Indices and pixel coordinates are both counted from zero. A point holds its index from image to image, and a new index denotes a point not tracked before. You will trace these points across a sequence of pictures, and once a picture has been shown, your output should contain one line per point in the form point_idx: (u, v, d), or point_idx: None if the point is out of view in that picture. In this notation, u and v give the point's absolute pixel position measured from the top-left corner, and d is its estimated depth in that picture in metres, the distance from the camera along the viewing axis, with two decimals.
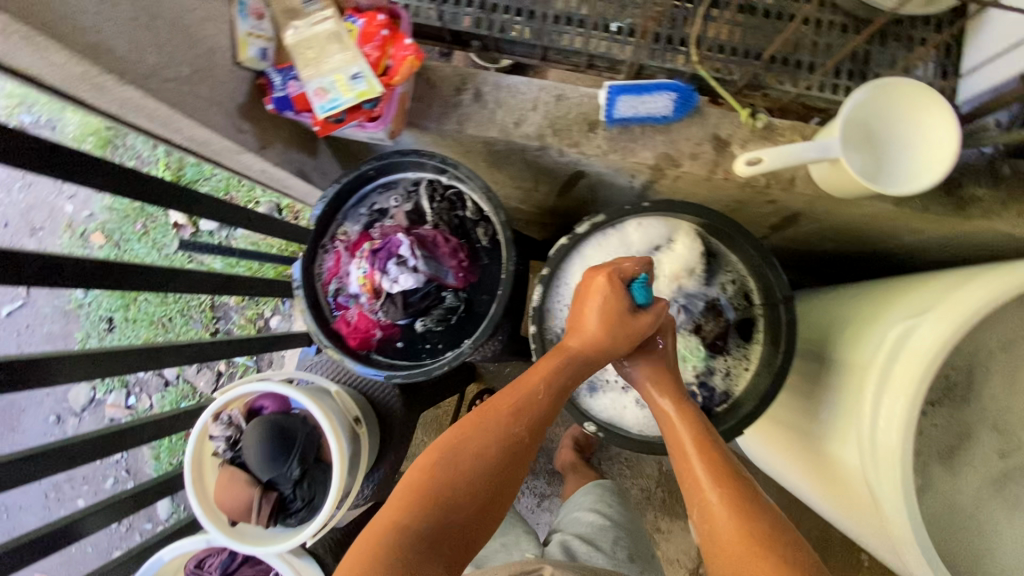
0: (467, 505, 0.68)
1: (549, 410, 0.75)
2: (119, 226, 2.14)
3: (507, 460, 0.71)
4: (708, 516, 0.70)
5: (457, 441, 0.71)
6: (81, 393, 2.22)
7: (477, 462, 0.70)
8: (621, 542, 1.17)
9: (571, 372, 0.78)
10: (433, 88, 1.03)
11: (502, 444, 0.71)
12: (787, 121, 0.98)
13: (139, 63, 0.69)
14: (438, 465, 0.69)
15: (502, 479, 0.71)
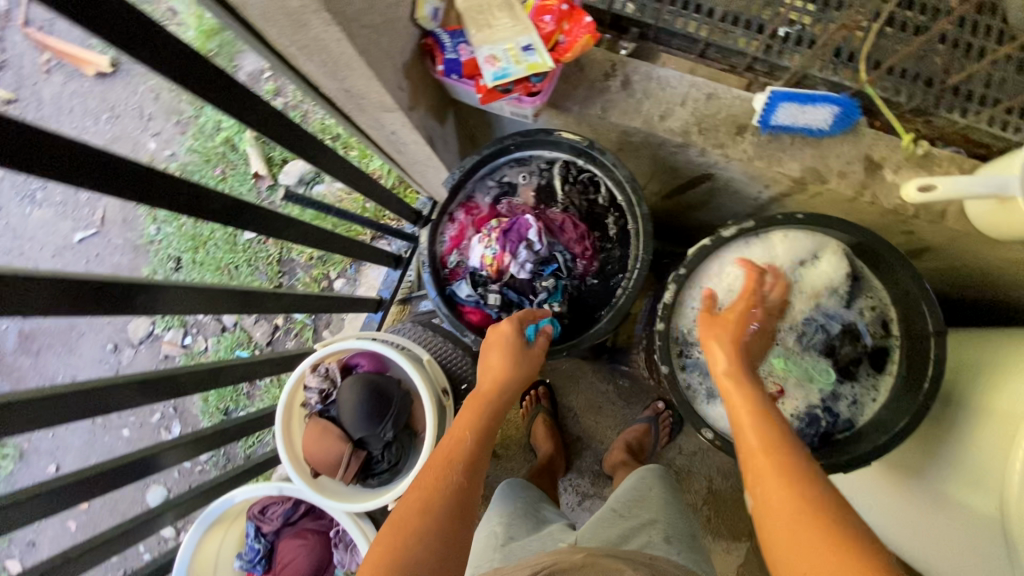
0: (432, 554, 0.65)
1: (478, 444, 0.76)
2: (199, 168, 2.17)
3: (450, 507, 0.70)
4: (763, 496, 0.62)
5: (411, 499, 0.71)
6: (141, 326, 2.27)
7: (425, 510, 0.69)
8: (658, 526, 0.97)
9: (490, 410, 0.81)
10: (581, 70, 1.02)
11: (446, 494, 0.70)
12: (946, 152, 0.95)
13: (349, 5, 0.68)
14: (391, 527, 0.67)
15: (456, 516, 0.69)
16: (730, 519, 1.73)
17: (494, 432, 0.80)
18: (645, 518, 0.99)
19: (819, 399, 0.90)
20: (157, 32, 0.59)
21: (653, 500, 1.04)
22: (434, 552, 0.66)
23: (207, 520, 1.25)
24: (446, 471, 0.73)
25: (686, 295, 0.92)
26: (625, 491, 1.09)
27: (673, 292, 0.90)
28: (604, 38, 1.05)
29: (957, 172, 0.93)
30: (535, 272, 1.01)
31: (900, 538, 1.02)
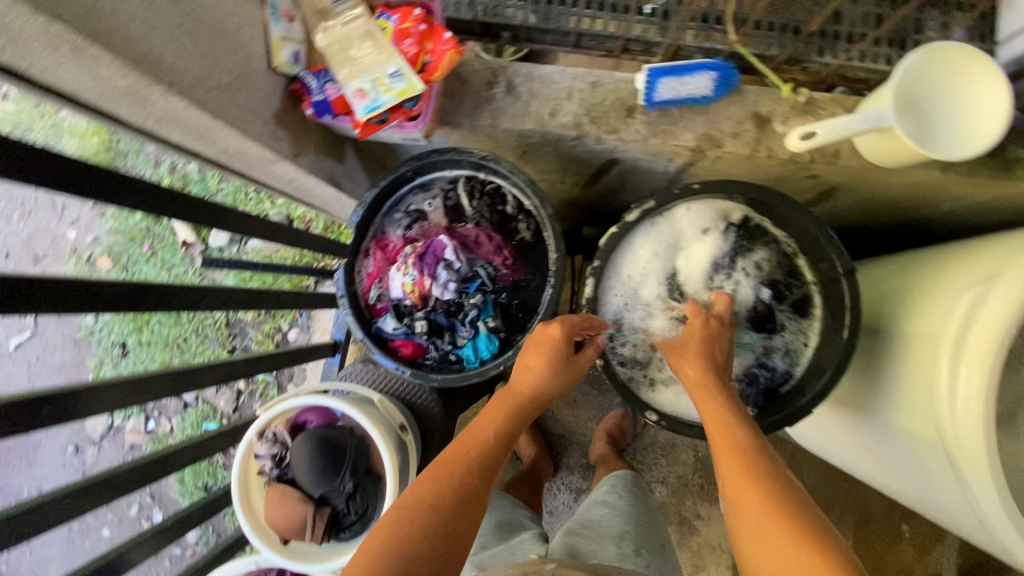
0: (436, 542, 0.67)
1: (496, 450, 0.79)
2: (125, 248, 2.10)
3: (462, 497, 0.72)
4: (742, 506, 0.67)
5: (419, 490, 0.73)
6: (100, 421, 2.18)
7: (434, 500, 0.71)
8: (629, 538, 1.10)
9: (515, 415, 0.83)
10: (463, 83, 1.01)
11: (459, 488, 0.73)
12: (827, 94, 0.97)
13: (185, 72, 0.65)
14: (394, 517, 0.69)
15: (462, 510, 0.71)
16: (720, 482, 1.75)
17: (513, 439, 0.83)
18: (617, 531, 1.13)
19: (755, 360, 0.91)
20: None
21: (623, 511, 1.19)
22: (438, 540, 0.67)
23: None
24: (466, 469, 0.75)
25: (606, 288, 0.92)
26: (599, 505, 1.22)
27: (594, 284, 0.90)
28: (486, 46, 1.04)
29: (842, 112, 0.95)
30: (459, 291, 0.98)
31: (863, 471, 1.04)
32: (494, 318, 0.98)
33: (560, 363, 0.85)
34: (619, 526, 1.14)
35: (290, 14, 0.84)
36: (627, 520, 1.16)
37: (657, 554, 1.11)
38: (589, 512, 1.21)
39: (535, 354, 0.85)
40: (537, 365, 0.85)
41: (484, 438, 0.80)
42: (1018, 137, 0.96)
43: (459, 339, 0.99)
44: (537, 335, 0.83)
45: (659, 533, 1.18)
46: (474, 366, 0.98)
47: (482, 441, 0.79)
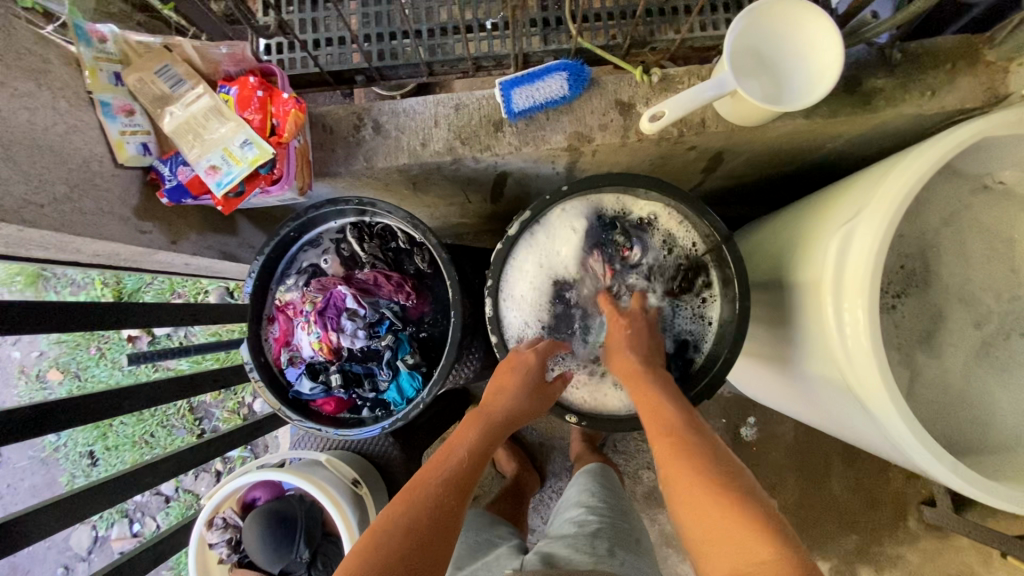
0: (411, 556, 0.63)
1: (471, 469, 0.75)
2: (72, 356, 2.05)
3: (438, 509, 0.69)
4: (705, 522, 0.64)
5: (395, 512, 0.68)
6: (84, 535, 2.12)
7: (406, 515, 0.68)
8: (602, 538, 1.05)
9: (485, 433, 0.81)
10: (331, 133, 1.00)
11: (433, 503, 0.69)
12: (682, 67, 0.98)
13: (5, 196, 0.65)
14: (370, 543, 0.64)
15: (440, 528, 0.68)
16: None
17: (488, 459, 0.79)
18: (591, 531, 1.07)
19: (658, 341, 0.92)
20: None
21: (593, 510, 1.14)
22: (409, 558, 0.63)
23: None
24: (439, 488, 0.72)
25: (504, 306, 0.93)
26: (576, 508, 1.18)
27: (492, 303, 0.91)
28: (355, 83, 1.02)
29: (698, 82, 0.97)
30: (370, 336, 0.98)
31: (797, 415, 1.06)
32: (411, 355, 0.98)
33: (533, 386, 0.84)
34: (591, 526, 1.08)
35: (126, 107, 0.82)
36: (597, 519, 1.11)
37: (631, 548, 1.07)
38: (567, 517, 1.17)
39: (503, 377, 0.85)
40: (511, 385, 0.83)
41: (456, 455, 0.77)
42: (871, 68, 0.98)
43: (381, 383, 0.98)
44: (512, 358, 0.85)
45: (634, 526, 1.15)
46: (402, 406, 0.97)
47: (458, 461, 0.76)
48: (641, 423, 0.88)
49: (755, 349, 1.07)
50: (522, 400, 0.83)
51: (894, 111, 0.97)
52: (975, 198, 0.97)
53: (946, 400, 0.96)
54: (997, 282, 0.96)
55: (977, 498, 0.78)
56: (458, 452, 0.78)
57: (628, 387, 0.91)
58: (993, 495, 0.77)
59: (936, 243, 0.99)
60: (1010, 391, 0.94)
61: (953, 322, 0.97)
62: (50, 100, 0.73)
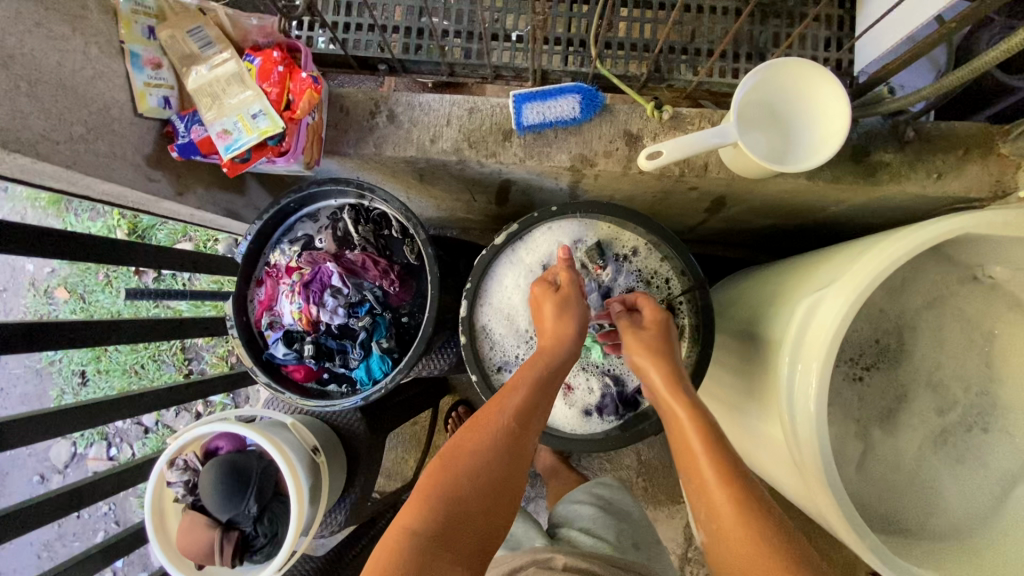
0: (480, 493, 0.72)
1: (530, 399, 0.78)
2: (81, 278, 2.13)
3: (503, 448, 0.75)
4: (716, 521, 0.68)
5: (461, 441, 0.76)
6: (63, 449, 2.21)
7: (477, 470, 0.73)
8: (625, 534, 1.11)
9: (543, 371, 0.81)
10: (347, 115, 1.04)
11: (500, 441, 0.75)
12: (695, 109, 0.99)
13: (24, 129, 0.69)
14: (443, 468, 0.73)
15: (508, 462, 0.74)
16: (665, 484, 1.72)
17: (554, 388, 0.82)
18: (613, 526, 1.12)
19: (608, 368, 0.93)
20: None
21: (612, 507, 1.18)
22: (485, 488, 0.72)
23: None
24: (505, 418, 0.77)
25: (478, 310, 0.95)
26: (584, 504, 1.19)
27: (468, 305, 0.94)
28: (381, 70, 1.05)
29: (708, 126, 0.98)
30: (349, 314, 1.01)
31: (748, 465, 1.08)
32: (386, 339, 1.01)
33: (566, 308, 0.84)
34: (610, 520, 1.13)
35: (155, 61, 0.87)
36: (616, 516, 1.15)
37: (649, 548, 1.12)
38: (578, 518, 1.15)
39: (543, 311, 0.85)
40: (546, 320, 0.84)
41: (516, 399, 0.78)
42: (881, 140, 0.98)
43: (351, 361, 1.00)
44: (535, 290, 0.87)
45: (639, 533, 1.15)
46: (367, 386, 0.99)
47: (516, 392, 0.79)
48: (585, 446, 0.89)
49: (717, 393, 1.07)
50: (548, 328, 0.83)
51: (897, 187, 0.98)
52: (961, 287, 0.97)
53: (894, 478, 0.97)
54: (967, 373, 0.96)
55: None
56: (517, 398, 0.78)
57: (576, 409, 0.93)
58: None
59: (913, 323, 0.99)
60: (960, 482, 0.94)
61: (915, 405, 0.98)
62: (81, 45, 0.77)
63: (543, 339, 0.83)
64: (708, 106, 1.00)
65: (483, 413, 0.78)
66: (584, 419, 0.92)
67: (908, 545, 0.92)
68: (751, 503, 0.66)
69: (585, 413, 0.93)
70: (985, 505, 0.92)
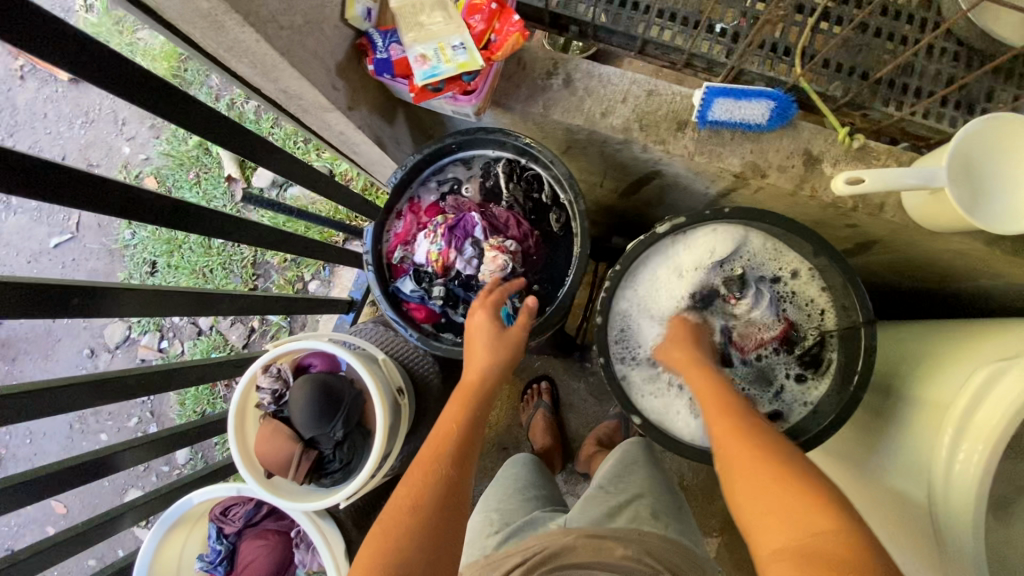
0: (427, 554, 0.67)
1: (463, 440, 0.79)
2: (173, 172, 2.10)
3: (440, 493, 0.72)
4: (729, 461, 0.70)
5: (400, 497, 0.72)
6: (118, 330, 2.26)
7: (414, 531, 0.68)
8: (645, 502, 1.02)
9: (475, 401, 0.83)
10: (523, 69, 1.02)
11: (437, 491, 0.72)
12: (885, 145, 0.95)
13: (264, 7, 0.69)
14: (381, 527, 0.69)
15: (447, 512, 0.71)
16: (701, 515, 1.67)
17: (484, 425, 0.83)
18: (632, 493, 1.04)
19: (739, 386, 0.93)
20: (84, 40, 0.58)
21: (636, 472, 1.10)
22: (432, 538, 0.68)
23: (167, 522, 1.24)
24: (440, 462, 0.76)
25: (617, 295, 0.94)
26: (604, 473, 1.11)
27: (609, 287, 0.93)
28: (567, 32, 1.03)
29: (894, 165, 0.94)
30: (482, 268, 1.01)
31: None
32: (516, 300, 1.00)
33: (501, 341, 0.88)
34: (632, 487, 1.05)
35: None
36: (640, 483, 1.07)
37: (674, 515, 1.04)
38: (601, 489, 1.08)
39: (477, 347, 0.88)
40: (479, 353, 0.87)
41: (451, 435, 0.79)
42: None
43: None
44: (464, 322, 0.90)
45: (667, 502, 1.06)
46: None
47: (448, 433, 0.79)
48: (699, 456, 0.88)
49: (831, 444, 1.04)
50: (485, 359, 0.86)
51: None
52: None
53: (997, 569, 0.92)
54: None
55: None
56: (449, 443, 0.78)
57: (701, 419, 0.91)
58: None
59: None
60: None
61: None
62: None
63: (469, 375, 0.85)
64: (899, 145, 0.96)
65: (416, 464, 0.76)
66: (704, 431, 0.91)
67: None
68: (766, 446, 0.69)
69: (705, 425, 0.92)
70: None
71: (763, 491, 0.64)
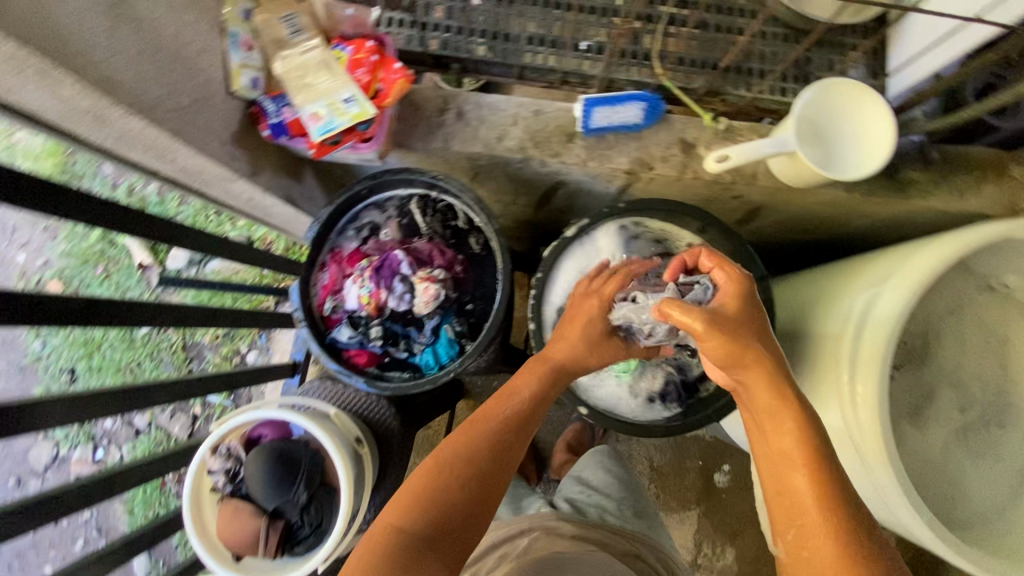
0: (468, 509, 0.73)
1: (521, 421, 0.81)
2: (78, 271, 2.00)
3: (496, 458, 0.77)
4: (805, 541, 0.66)
5: (455, 449, 0.77)
6: (44, 450, 2.09)
7: (462, 484, 0.73)
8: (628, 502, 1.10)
9: (551, 379, 0.86)
10: (416, 110, 1.08)
11: (490, 455, 0.77)
12: (745, 123, 1.08)
13: (146, 95, 0.70)
14: (432, 474, 0.74)
15: (495, 477, 0.76)
16: (675, 491, 1.74)
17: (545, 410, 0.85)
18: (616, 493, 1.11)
19: (672, 358, 0.99)
20: None
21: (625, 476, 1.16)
22: (478, 494, 0.74)
23: None
24: (500, 429, 0.79)
25: (544, 299, 1.00)
26: (590, 469, 1.16)
27: (536, 293, 1.00)
28: (450, 69, 1.10)
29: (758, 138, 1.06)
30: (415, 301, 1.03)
31: None
32: (456, 325, 1.03)
33: (599, 337, 0.89)
34: (617, 489, 1.12)
35: (249, 43, 0.89)
36: (624, 485, 1.13)
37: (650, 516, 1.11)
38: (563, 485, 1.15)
39: (577, 341, 0.88)
40: (578, 345, 0.88)
41: (520, 409, 0.82)
42: (909, 160, 1.08)
43: (416, 346, 1.02)
44: (577, 309, 0.89)
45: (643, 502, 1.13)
46: (434, 370, 1.01)
47: (515, 411, 0.82)
48: (643, 432, 0.96)
49: None
50: (581, 356, 0.88)
51: (924, 202, 1.07)
52: (979, 296, 1.07)
53: (922, 469, 1.04)
54: (985, 373, 1.06)
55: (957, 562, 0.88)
56: (509, 415, 0.81)
57: (640, 398, 0.98)
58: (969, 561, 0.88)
59: (938, 327, 1.08)
60: (980, 474, 1.03)
61: (939, 402, 1.06)
62: (193, 20, 0.79)
63: (556, 356, 0.88)
64: (763, 121, 1.11)
65: (479, 421, 0.80)
66: (647, 407, 0.98)
67: None
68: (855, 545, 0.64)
69: (649, 402, 0.98)
70: (998, 487, 1.02)
71: None
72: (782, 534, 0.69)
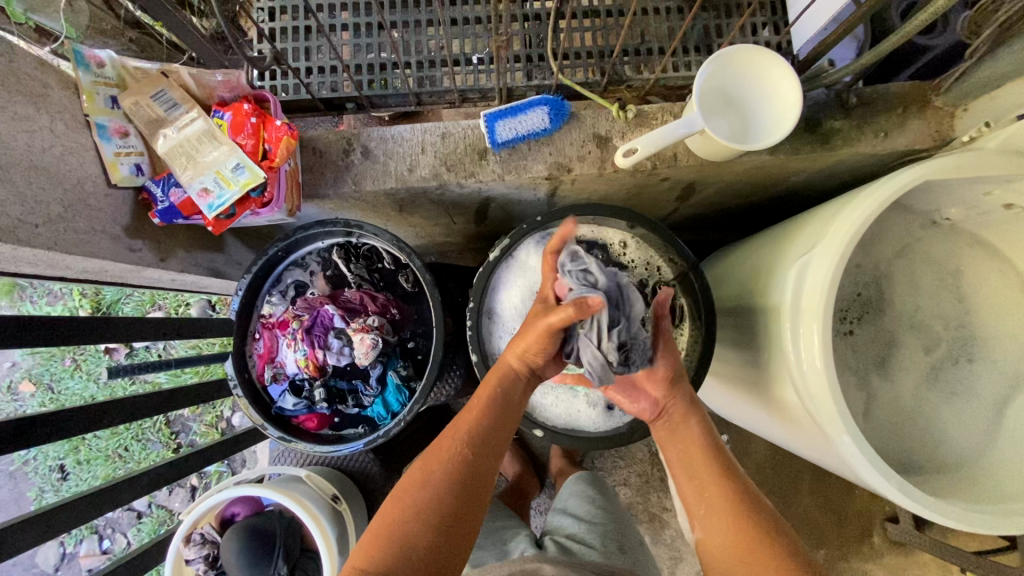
0: (438, 535, 0.71)
1: (481, 434, 0.79)
2: (45, 367, 1.92)
3: (459, 477, 0.76)
4: (712, 518, 0.78)
5: (417, 473, 0.77)
6: (51, 551, 2.06)
7: (425, 508, 0.73)
8: (613, 535, 1.01)
9: (508, 384, 0.84)
10: (321, 156, 1.04)
11: (451, 475, 0.76)
12: (655, 105, 1.04)
13: (2, 217, 0.67)
14: (395, 503, 0.74)
15: (460, 498, 0.75)
16: None
17: (509, 418, 0.83)
18: (601, 526, 1.02)
19: None
20: None
21: (607, 507, 1.08)
22: (443, 517, 0.72)
23: None
24: (460, 446, 0.78)
25: (484, 326, 0.98)
26: (571, 506, 1.08)
27: (474, 323, 0.97)
28: (348, 108, 1.08)
29: (671, 118, 1.03)
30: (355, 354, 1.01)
31: (762, 430, 1.12)
32: (402, 368, 1.02)
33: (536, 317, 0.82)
34: (601, 524, 1.03)
35: (121, 129, 0.85)
36: (607, 517, 1.05)
37: (637, 552, 1.02)
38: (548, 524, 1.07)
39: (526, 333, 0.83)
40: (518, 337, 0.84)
41: (476, 425, 0.80)
42: (829, 110, 1.05)
43: (365, 399, 1.01)
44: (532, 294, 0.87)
45: (628, 535, 1.04)
46: (387, 420, 1.00)
47: (475, 424, 0.80)
48: (609, 443, 0.93)
49: (726, 372, 1.12)
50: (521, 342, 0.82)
51: (851, 150, 1.04)
52: (925, 233, 1.03)
53: (897, 420, 1.01)
54: (944, 310, 1.02)
55: (938, 521, 0.85)
56: (470, 428, 0.80)
57: (598, 407, 0.96)
58: (948, 516, 0.84)
59: (888, 273, 1.05)
60: (958, 415, 0.99)
61: (904, 348, 1.03)
62: (48, 123, 0.76)
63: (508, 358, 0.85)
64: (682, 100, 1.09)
65: (438, 444, 0.79)
66: (607, 416, 0.96)
67: (920, 479, 0.96)
68: (749, 510, 0.77)
69: (607, 410, 0.97)
70: (983, 428, 0.97)
71: (733, 543, 0.75)
72: (696, 514, 0.81)
